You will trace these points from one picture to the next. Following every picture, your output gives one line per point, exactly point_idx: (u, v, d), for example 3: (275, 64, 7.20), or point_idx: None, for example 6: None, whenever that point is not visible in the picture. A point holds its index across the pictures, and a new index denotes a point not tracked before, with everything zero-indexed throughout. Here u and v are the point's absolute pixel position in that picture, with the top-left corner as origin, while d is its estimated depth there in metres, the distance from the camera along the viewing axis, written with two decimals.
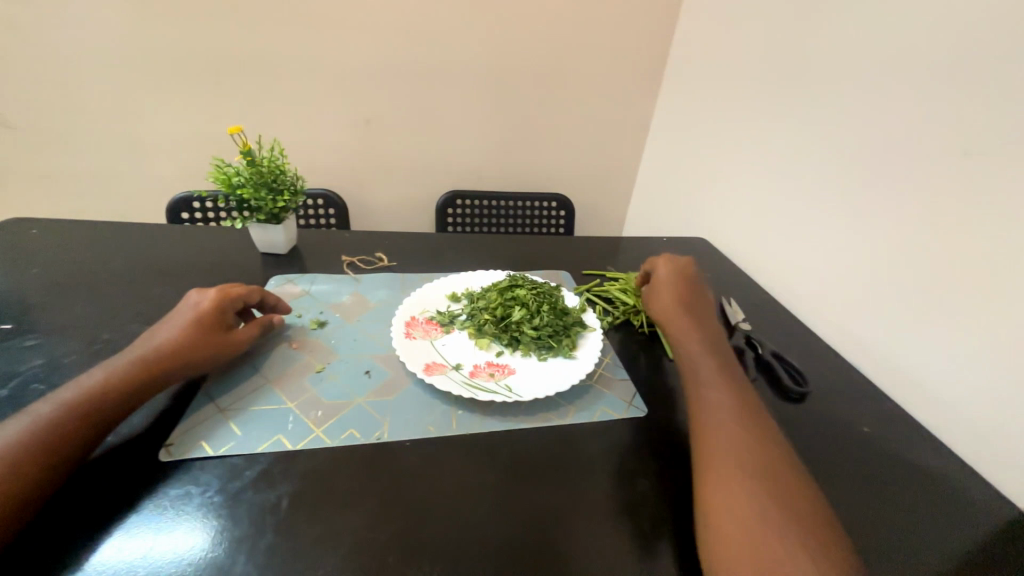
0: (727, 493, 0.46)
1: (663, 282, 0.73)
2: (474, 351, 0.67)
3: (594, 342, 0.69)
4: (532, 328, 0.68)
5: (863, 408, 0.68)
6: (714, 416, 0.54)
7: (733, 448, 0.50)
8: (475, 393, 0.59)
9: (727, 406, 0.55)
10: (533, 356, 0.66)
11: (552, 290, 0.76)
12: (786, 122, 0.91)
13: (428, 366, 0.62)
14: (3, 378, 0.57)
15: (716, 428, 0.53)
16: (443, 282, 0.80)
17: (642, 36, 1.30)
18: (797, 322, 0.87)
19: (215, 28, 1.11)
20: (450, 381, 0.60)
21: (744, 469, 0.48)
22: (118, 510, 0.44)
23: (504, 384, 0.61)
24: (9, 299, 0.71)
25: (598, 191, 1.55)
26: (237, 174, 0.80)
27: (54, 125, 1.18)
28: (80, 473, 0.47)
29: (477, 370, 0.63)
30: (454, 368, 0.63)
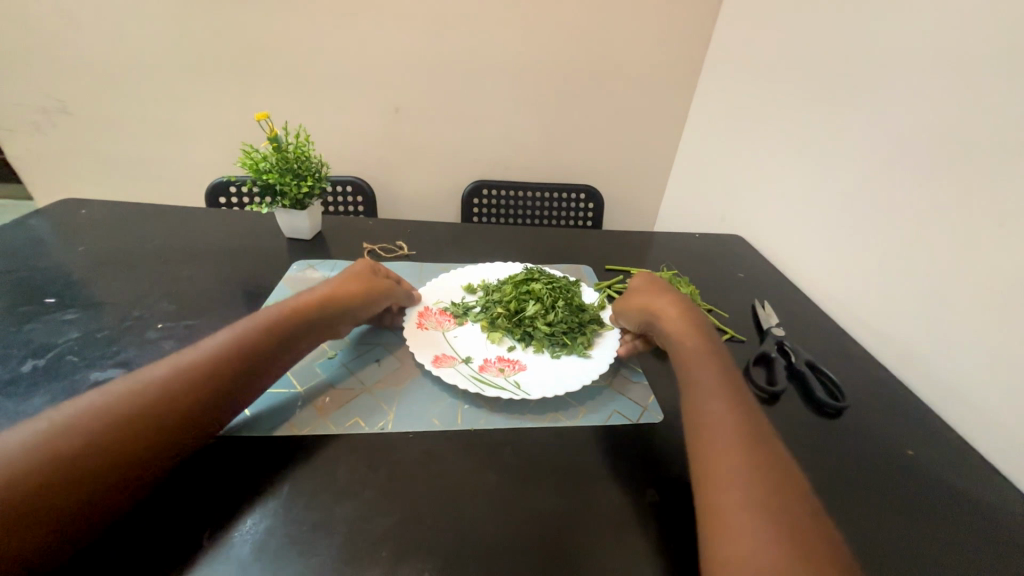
0: (724, 505, 0.42)
1: (643, 289, 0.69)
2: (485, 345, 0.66)
3: (611, 342, 0.67)
4: (546, 323, 0.67)
5: (908, 429, 0.62)
6: (708, 418, 0.50)
7: (729, 452, 0.45)
8: (482, 388, 0.58)
9: (721, 405, 0.50)
10: (545, 352, 0.65)
11: (569, 285, 0.74)
12: (835, 111, 0.83)
13: (436, 358, 0.62)
14: (43, 348, 0.61)
15: (711, 430, 0.48)
16: (459, 273, 0.80)
17: (681, 18, 1.22)
18: (837, 330, 0.80)
19: (248, 17, 1.13)
20: (459, 375, 0.59)
21: (742, 476, 0.43)
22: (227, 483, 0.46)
23: (512, 380, 0.60)
24: (55, 274, 0.76)
25: (630, 183, 1.49)
26: (264, 159, 0.81)
27: (105, 111, 1.25)
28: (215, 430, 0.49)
29: (487, 364, 0.62)
30: (464, 361, 0.62)
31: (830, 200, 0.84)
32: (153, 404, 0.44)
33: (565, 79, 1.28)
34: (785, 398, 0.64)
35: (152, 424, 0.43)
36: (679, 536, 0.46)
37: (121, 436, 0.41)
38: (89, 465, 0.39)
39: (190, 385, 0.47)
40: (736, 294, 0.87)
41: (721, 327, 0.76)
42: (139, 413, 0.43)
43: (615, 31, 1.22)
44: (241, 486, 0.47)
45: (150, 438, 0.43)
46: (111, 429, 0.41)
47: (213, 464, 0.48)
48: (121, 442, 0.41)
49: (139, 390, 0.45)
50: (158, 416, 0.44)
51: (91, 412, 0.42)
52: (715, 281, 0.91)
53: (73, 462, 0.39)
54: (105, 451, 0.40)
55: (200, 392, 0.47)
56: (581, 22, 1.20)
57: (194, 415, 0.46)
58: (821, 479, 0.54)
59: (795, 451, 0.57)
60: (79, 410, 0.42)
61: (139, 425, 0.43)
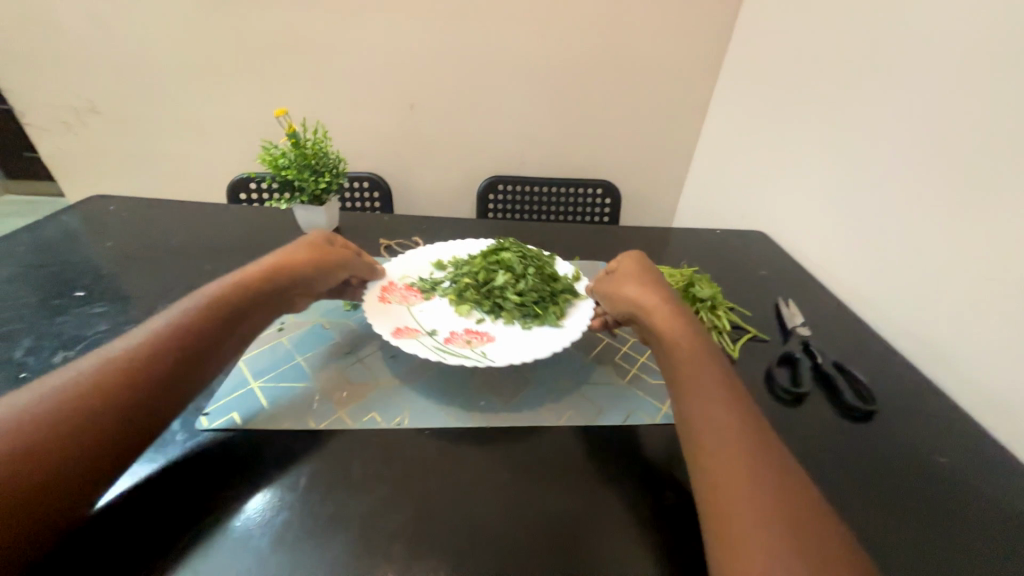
0: (732, 514, 0.40)
1: (626, 274, 0.65)
2: (453, 317, 0.66)
3: (583, 312, 0.66)
4: (516, 293, 0.67)
5: (943, 434, 0.59)
6: (705, 416, 0.47)
7: (734, 457, 0.43)
8: (444, 357, 0.57)
9: (718, 401, 0.47)
10: (516, 323, 0.65)
11: (542, 258, 0.74)
12: (868, 103, 0.80)
13: (397, 330, 0.61)
14: (73, 340, 0.63)
15: (710, 430, 0.46)
16: (430, 248, 0.79)
17: (704, 8, 1.18)
18: (866, 330, 0.77)
19: (268, 15, 1.14)
20: (422, 346, 0.59)
21: (750, 483, 0.41)
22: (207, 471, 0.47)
23: (479, 350, 0.60)
24: (85, 268, 0.78)
25: (648, 178, 1.46)
26: (283, 155, 0.82)
27: (132, 109, 1.29)
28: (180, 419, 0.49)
29: (453, 336, 0.62)
30: (428, 334, 0.62)
31: (861, 195, 0.80)
32: (114, 395, 0.43)
33: (583, 73, 1.26)
34: (810, 401, 0.62)
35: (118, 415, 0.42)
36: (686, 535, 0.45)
37: (90, 416, 0.40)
38: (65, 447, 0.38)
39: (148, 370, 0.45)
40: (759, 292, 0.85)
41: (742, 326, 0.74)
42: (104, 392, 0.42)
43: (635, 22, 1.19)
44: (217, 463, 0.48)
45: (118, 426, 0.42)
46: (77, 409, 0.40)
47: (230, 458, 0.49)
48: (88, 435, 0.40)
49: (91, 379, 0.43)
50: (121, 405, 0.42)
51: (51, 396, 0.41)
52: (737, 279, 0.88)
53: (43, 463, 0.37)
54: (77, 431, 0.39)
55: (165, 364, 0.46)
56: (600, 14, 1.18)
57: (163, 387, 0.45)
58: (849, 486, 0.52)
59: (821, 456, 0.55)
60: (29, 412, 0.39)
61: (102, 417, 0.41)
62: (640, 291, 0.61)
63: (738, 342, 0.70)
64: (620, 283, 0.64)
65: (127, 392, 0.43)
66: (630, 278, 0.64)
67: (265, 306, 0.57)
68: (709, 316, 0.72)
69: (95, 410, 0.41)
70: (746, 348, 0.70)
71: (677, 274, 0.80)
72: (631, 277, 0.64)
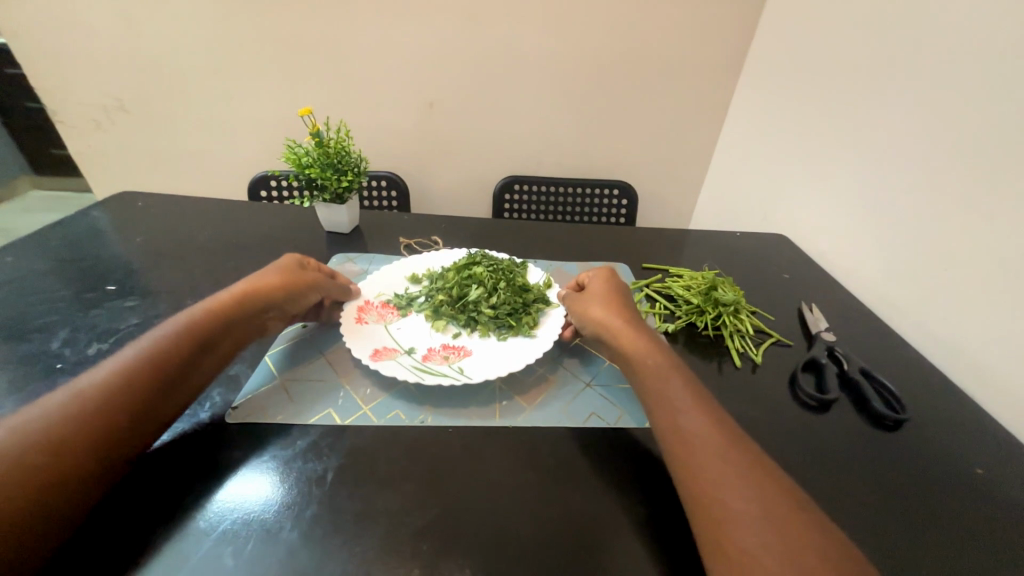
0: (731, 531, 0.39)
1: (596, 291, 0.65)
2: (429, 334, 0.65)
3: (555, 321, 0.66)
4: (490, 307, 0.66)
5: (976, 444, 0.58)
6: (687, 432, 0.46)
7: (723, 472, 0.43)
8: (422, 377, 0.56)
9: (695, 416, 0.47)
10: (492, 336, 0.64)
11: (513, 267, 0.73)
12: (896, 104, 0.78)
13: (376, 351, 0.60)
14: (107, 333, 0.65)
15: (694, 446, 0.45)
16: (404, 262, 0.78)
17: (727, 7, 1.16)
18: (893, 336, 0.76)
19: (292, 15, 1.16)
20: (399, 366, 0.58)
21: (743, 496, 0.41)
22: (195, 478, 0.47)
23: (456, 366, 0.59)
24: (116, 263, 0.80)
25: (666, 179, 1.45)
26: (306, 154, 0.83)
27: (158, 108, 1.32)
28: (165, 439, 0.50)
29: (430, 353, 0.61)
30: (406, 353, 0.61)
31: (889, 198, 0.79)
32: (90, 418, 0.44)
33: (601, 73, 1.25)
34: (837, 407, 0.61)
35: (94, 438, 0.43)
36: (681, 550, 0.43)
37: (65, 444, 0.41)
38: (42, 476, 0.40)
39: (124, 391, 0.46)
40: (781, 296, 0.84)
41: (765, 330, 0.73)
42: (79, 421, 0.43)
43: (655, 22, 1.18)
44: (203, 466, 0.48)
45: (94, 448, 0.43)
46: (51, 439, 0.41)
47: (253, 454, 0.50)
48: (67, 458, 0.41)
49: (73, 405, 0.44)
50: (96, 426, 0.43)
51: (25, 428, 0.42)
52: (758, 282, 0.87)
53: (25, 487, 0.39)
54: (52, 461, 0.40)
55: (137, 390, 0.47)
56: (621, 14, 1.17)
57: (138, 411, 0.46)
58: (878, 495, 0.51)
59: (849, 464, 0.54)
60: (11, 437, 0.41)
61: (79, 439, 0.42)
62: (610, 312, 0.61)
63: (761, 347, 0.69)
64: (590, 303, 0.64)
65: (101, 418, 0.44)
66: (601, 298, 0.64)
67: (238, 330, 0.57)
68: (732, 320, 0.71)
69: (70, 440, 0.42)
70: (769, 353, 0.70)
71: (698, 277, 0.80)
72: (601, 297, 0.64)
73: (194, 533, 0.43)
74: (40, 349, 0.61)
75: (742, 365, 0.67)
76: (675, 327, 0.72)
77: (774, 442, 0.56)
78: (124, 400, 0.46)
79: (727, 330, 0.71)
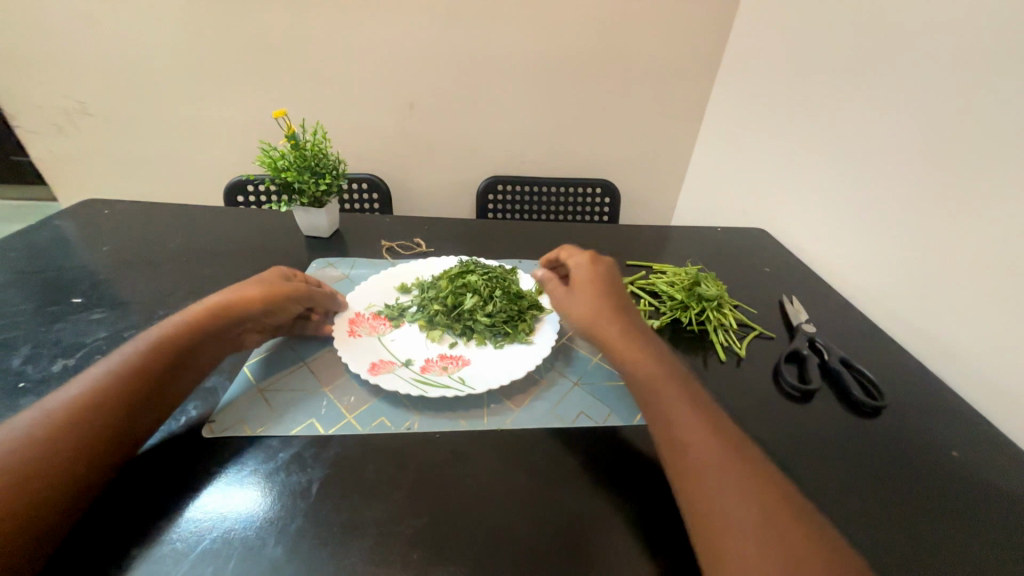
0: (724, 531, 0.40)
1: (584, 284, 0.64)
2: (425, 345, 0.64)
3: (550, 326, 0.66)
4: (486, 315, 0.66)
5: (952, 428, 0.59)
6: (678, 431, 0.46)
7: (716, 470, 0.43)
8: (425, 390, 0.56)
9: (687, 415, 0.47)
10: (489, 344, 0.64)
11: (506, 274, 0.73)
12: (870, 99, 0.80)
13: (373, 365, 0.58)
14: (73, 348, 0.62)
15: (685, 446, 0.45)
16: (391, 272, 0.76)
17: (703, 6, 1.18)
18: (870, 326, 0.78)
19: (265, 17, 1.13)
20: (399, 379, 0.57)
21: (734, 493, 0.41)
22: (173, 496, 0.45)
23: (458, 376, 0.59)
24: (82, 274, 0.77)
25: (647, 177, 1.46)
26: (282, 157, 0.81)
27: (126, 112, 1.27)
28: (142, 459, 0.47)
29: (429, 364, 0.60)
30: (404, 365, 0.60)
31: (863, 192, 0.81)
32: (59, 437, 0.42)
33: (582, 71, 1.26)
34: (819, 397, 0.62)
35: (65, 457, 0.41)
36: (679, 547, 0.43)
37: (28, 474, 0.39)
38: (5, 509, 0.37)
39: (96, 408, 0.44)
40: (761, 289, 0.85)
41: (748, 323, 0.74)
42: (41, 449, 0.41)
43: (634, 20, 1.19)
44: (181, 484, 0.46)
45: (66, 468, 0.40)
46: (11, 471, 0.38)
47: (233, 468, 0.48)
48: (35, 479, 0.39)
49: (43, 424, 0.42)
50: (68, 444, 0.41)
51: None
52: (739, 276, 0.88)
53: None
54: (15, 489, 0.38)
55: (109, 407, 0.45)
56: (599, 13, 1.17)
57: (109, 430, 0.44)
58: (862, 482, 0.52)
59: (833, 452, 0.55)
60: None
61: (49, 459, 0.40)
62: (599, 309, 0.60)
63: (745, 340, 0.70)
64: (579, 300, 0.62)
65: (71, 439, 0.42)
66: (588, 294, 0.62)
67: (211, 346, 0.55)
68: (716, 314, 0.72)
69: (35, 468, 0.39)
70: (752, 346, 0.70)
71: (681, 273, 0.80)
72: (588, 292, 0.62)
73: (163, 557, 0.40)
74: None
75: (726, 358, 0.68)
76: (661, 323, 0.72)
77: (760, 434, 0.56)
78: (92, 422, 0.43)
79: (712, 325, 0.72)
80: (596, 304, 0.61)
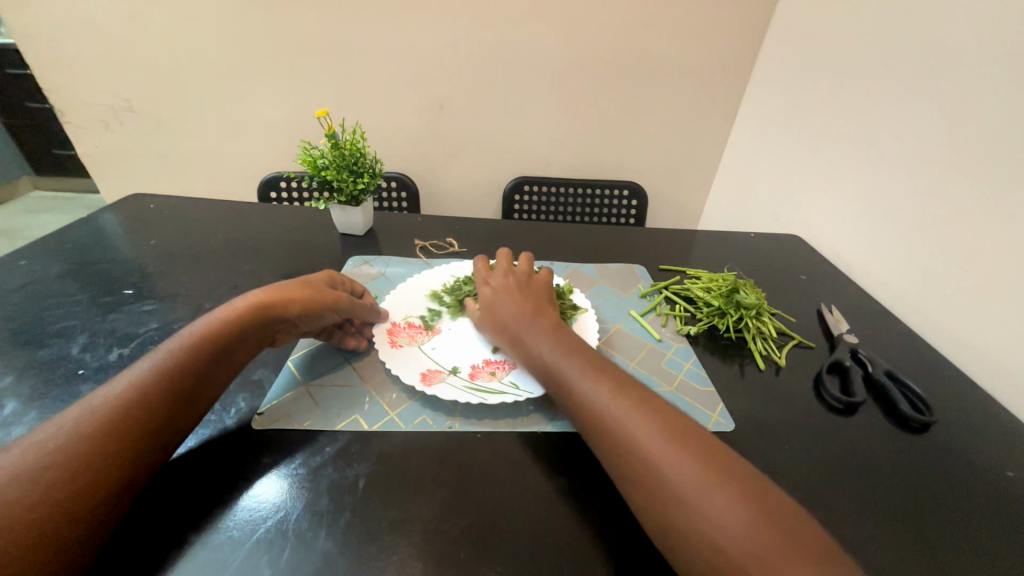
0: (681, 510, 0.40)
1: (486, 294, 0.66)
2: (468, 351, 0.64)
3: (587, 327, 0.66)
4: None
5: (1004, 447, 0.57)
6: (608, 420, 0.47)
7: (650, 446, 0.44)
8: (483, 397, 0.55)
9: (605, 396, 0.49)
10: None
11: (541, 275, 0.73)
12: (914, 102, 0.77)
13: (424, 376, 0.58)
14: (128, 337, 0.64)
15: (613, 428, 0.47)
16: (420, 278, 0.76)
17: (738, 8, 1.16)
18: (913, 337, 0.75)
19: (301, 18, 1.16)
20: (452, 388, 0.57)
21: (680, 464, 0.42)
22: (223, 489, 0.46)
23: (509, 381, 0.58)
24: (132, 266, 0.80)
25: (674, 180, 1.45)
26: (322, 156, 0.83)
27: (166, 109, 1.31)
28: (188, 454, 0.49)
29: (477, 370, 0.60)
30: (453, 373, 0.59)
31: (905, 201, 0.78)
32: (108, 431, 0.43)
33: (611, 72, 1.25)
34: (863, 410, 0.61)
35: (113, 450, 0.42)
36: None
37: (70, 473, 0.39)
38: (53, 507, 0.38)
39: (143, 402, 0.45)
40: (798, 297, 0.83)
41: (787, 332, 0.73)
42: (83, 446, 0.41)
43: (666, 22, 1.18)
44: (215, 484, 0.46)
45: (115, 460, 0.41)
46: (59, 466, 0.39)
47: (282, 460, 0.49)
48: (87, 471, 0.40)
49: (91, 418, 0.43)
50: (116, 438, 0.42)
51: (18, 466, 0.39)
52: (775, 283, 0.87)
53: (42, 502, 0.37)
54: (66, 481, 0.39)
55: (154, 402, 0.46)
56: (631, 15, 1.16)
57: (155, 425, 0.45)
58: (911, 500, 0.50)
59: (878, 467, 0.54)
60: (32, 452, 0.40)
61: (99, 452, 0.41)
62: (512, 309, 0.62)
63: (785, 349, 0.69)
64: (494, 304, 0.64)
65: (118, 433, 0.43)
66: (500, 295, 0.64)
67: (249, 343, 0.55)
68: (754, 322, 0.71)
69: (69, 472, 0.39)
70: (792, 355, 0.69)
71: (718, 279, 0.79)
72: (499, 293, 0.64)
73: (220, 545, 0.42)
74: (61, 355, 0.61)
75: (765, 367, 0.67)
76: (697, 329, 0.72)
77: (804, 446, 0.55)
78: (138, 416, 0.44)
79: (750, 333, 0.71)
80: (510, 303, 0.62)
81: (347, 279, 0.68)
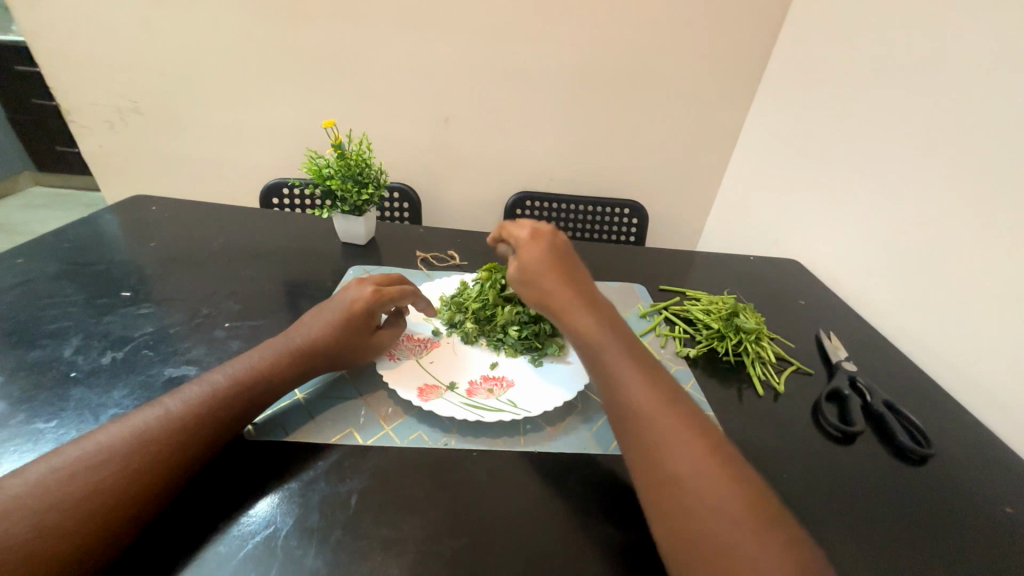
0: (717, 535, 0.39)
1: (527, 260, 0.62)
2: (466, 367, 0.63)
3: None
4: (517, 329, 0.66)
5: (1002, 484, 0.57)
6: (657, 442, 0.44)
7: (685, 459, 0.43)
8: (480, 414, 0.55)
9: (653, 399, 0.47)
10: (525, 362, 0.65)
11: None
12: (913, 136, 0.79)
13: (421, 391, 0.57)
14: (121, 341, 0.63)
15: (655, 432, 0.45)
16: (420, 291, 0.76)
17: (742, 37, 1.19)
18: (912, 368, 0.75)
19: (314, 30, 1.18)
20: (449, 405, 0.56)
21: (718, 492, 0.40)
22: (230, 512, 0.44)
23: (506, 399, 0.58)
24: (129, 268, 0.79)
25: (675, 200, 1.46)
26: (327, 165, 0.83)
27: (172, 112, 1.31)
28: (209, 475, 0.47)
29: (474, 387, 0.59)
30: (450, 390, 0.59)
31: (901, 234, 0.80)
32: (137, 460, 0.42)
33: (616, 94, 1.27)
34: (861, 441, 0.60)
35: (138, 479, 0.41)
36: None
37: (95, 501, 0.39)
38: (73, 534, 0.38)
39: (174, 435, 0.45)
40: (797, 323, 0.84)
41: (787, 358, 0.73)
42: (111, 475, 0.41)
43: (671, 49, 1.21)
44: (216, 520, 0.44)
45: (137, 489, 0.41)
46: (85, 492, 0.40)
47: (274, 473, 0.48)
48: (109, 500, 0.40)
49: (127, 444, 0.43)
50: (144, 468, 0.42)
51: (44, 482, 0.40)
52: (774, 308, 0.87)
53: (64, 530, 0.38)
54: (89, 510, 0.39)
55: (185, 435, 0.45)
56: (638, 40, 1.20)
57: (182, 458, 0.44)
58: (912, 535, 0.50)
59: (876, 498, 0.53)
60: (62, 475, 0.40)
61: (125, 481, 0.41)
62: (550, 276, 0.59)
63: (783, 375, 0.69)
64: (527, 268, 0.61)
65: (147, 463, 0.42)
66: (538, 262, 0.61)
67: (286, 369, 0.55)
68: (753, 346, 0.72)
69: (94, 501, 0.39)
70: (790, 381, 0.69)
71: (718, 302, 0.80)
72: (538, 256, 0.62)
73: (204, 561, 0.41)
74: (53, 356, 0.60)
75: (765, 394, 0.66)
76: (697, 352, 0.72)
77: (801, 475, 0.55)
78: (165, 447, 0.44)
79: (749, 358, 0.71)
80: (548, 271, 0.60)
81: (409, 281, 0.71)
